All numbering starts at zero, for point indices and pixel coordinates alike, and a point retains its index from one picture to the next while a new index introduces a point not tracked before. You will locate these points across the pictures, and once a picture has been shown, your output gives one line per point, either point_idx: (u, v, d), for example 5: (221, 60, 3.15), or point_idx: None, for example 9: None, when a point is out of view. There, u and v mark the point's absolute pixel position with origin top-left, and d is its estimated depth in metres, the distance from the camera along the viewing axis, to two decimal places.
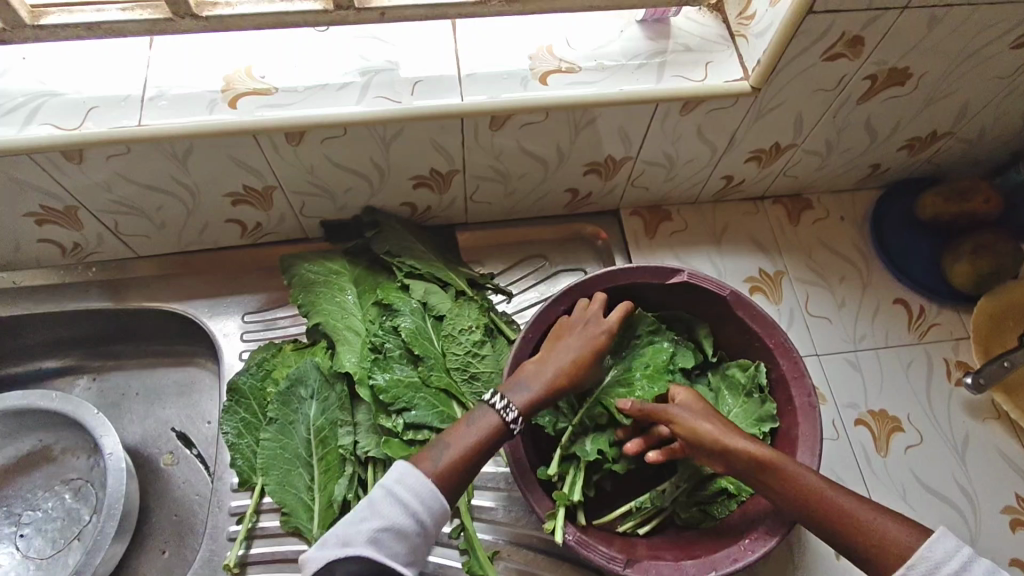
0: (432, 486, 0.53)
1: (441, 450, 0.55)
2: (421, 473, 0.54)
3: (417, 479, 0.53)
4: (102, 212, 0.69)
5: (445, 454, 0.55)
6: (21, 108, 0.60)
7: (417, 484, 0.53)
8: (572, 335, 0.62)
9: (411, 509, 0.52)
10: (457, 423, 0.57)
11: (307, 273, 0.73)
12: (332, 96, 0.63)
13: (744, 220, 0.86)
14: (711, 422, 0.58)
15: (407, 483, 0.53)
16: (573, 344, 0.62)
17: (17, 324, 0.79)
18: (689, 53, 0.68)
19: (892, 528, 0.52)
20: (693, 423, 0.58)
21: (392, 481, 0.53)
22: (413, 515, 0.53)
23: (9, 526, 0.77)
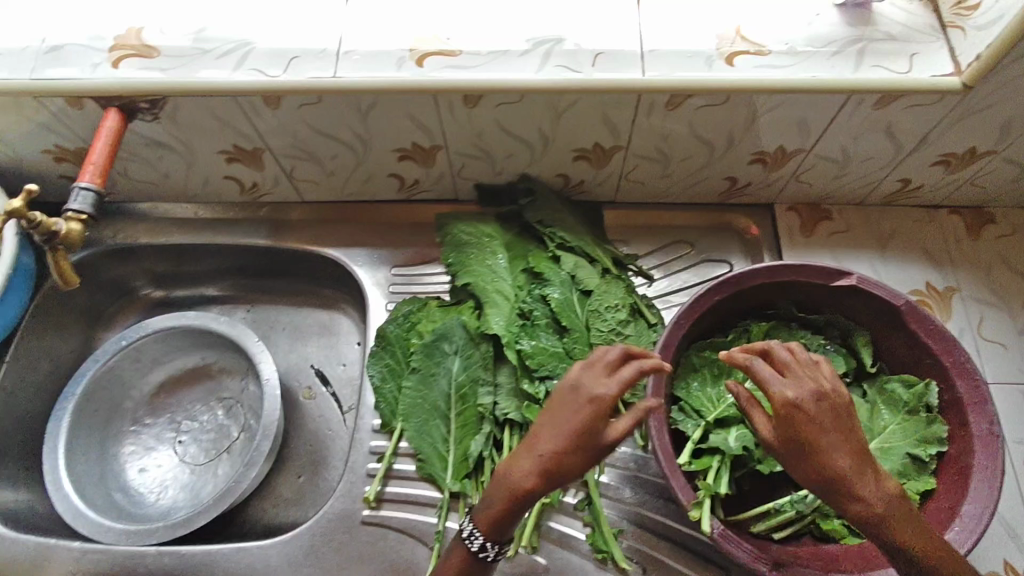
0: None
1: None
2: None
3: None
4: (283, 156, 0.74)
5: None
6: (233, 53, 0.64)
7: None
8: (561, 408, 0.50)
9: None
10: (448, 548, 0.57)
11: (460, 233, 0.75)
12: (514, 61, 0.63)
13: (914, 228, 0.80)
14: (838, 453, 0.47)
15: None
16: (546, 436, 0.50)
17: (193, 251, 0.86)
18: (892, 42, 0.63)
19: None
20: (821, 450, 0.47)
21: None
22: None
23: (171, 431, 0.85)
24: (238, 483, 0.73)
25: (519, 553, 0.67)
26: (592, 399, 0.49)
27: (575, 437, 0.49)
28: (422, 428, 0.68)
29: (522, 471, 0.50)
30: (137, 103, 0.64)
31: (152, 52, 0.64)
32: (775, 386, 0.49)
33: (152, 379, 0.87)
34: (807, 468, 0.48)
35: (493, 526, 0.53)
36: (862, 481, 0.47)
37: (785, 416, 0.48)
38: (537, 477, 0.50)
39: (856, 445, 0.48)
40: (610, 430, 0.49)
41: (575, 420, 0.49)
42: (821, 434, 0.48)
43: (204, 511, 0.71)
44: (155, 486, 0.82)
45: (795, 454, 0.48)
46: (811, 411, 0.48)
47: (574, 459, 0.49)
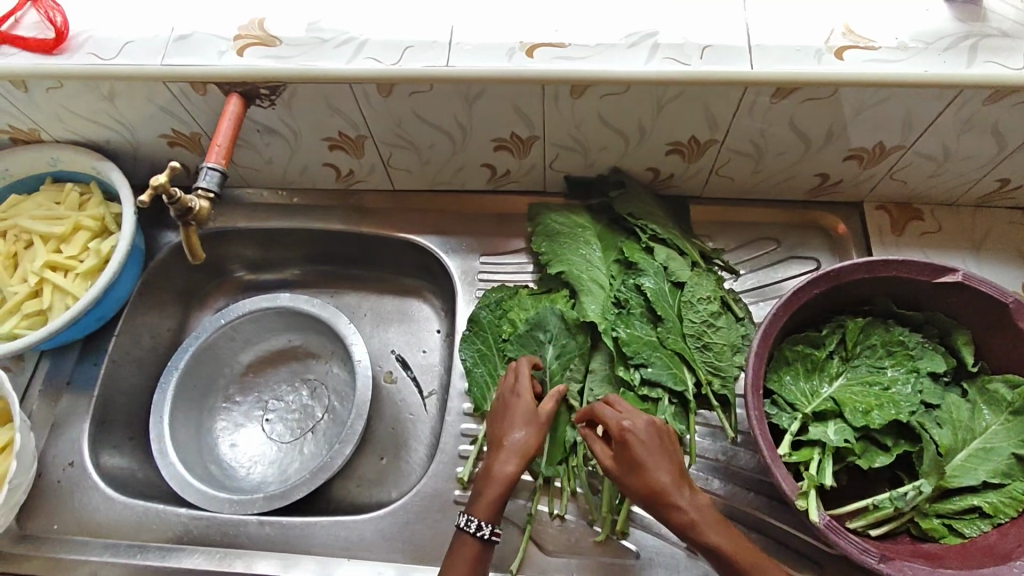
0: None
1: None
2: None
3: None
4: (384, 144, 0.76)
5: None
6: (350, 43, 0.67)
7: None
8: (510, 406, 0.66)
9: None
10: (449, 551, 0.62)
11: (552, 223, 0.77)
12: (622, 53, 0.64)
13: (1009, 230, 0.79)
14: (661, 470, 0.56)
15: None
16: (511, 433, 0.65)
17: (286, 236, 0.90)
18: (1005, 38, 0.62)
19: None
20: (642, 464, 0.57)
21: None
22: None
23: (259, 409, 0.88)
24: (332, 460, 0.76)
25: (611, 539, 0.68)
26: (519, 391, 0.66)
27: (537, 422, 0.65)
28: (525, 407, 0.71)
29: (507, 463, 0.63)
30: (258, 90, 0.68)
31: (274, 41, 0.68)
32: (614, 420, 0.59)
33: (242, 359, 0.90)
34: (632, 479, 0.57)
35: (491, 511, 0.62)
36: (679, 492, 0.56)
37: (620, 439, 0.58)
38: (523, 460, 0.64)
39: (652, 455, 0.57)
40: (543, 413, 0.66)
41: (519, 411, 0.65)
42: (643, 451, 0.57)
43: (301, 485, 0.74)
44: (245, 461, 0.85)
45: (632, 476, 0.57)
46: (641, 437, 0.58)
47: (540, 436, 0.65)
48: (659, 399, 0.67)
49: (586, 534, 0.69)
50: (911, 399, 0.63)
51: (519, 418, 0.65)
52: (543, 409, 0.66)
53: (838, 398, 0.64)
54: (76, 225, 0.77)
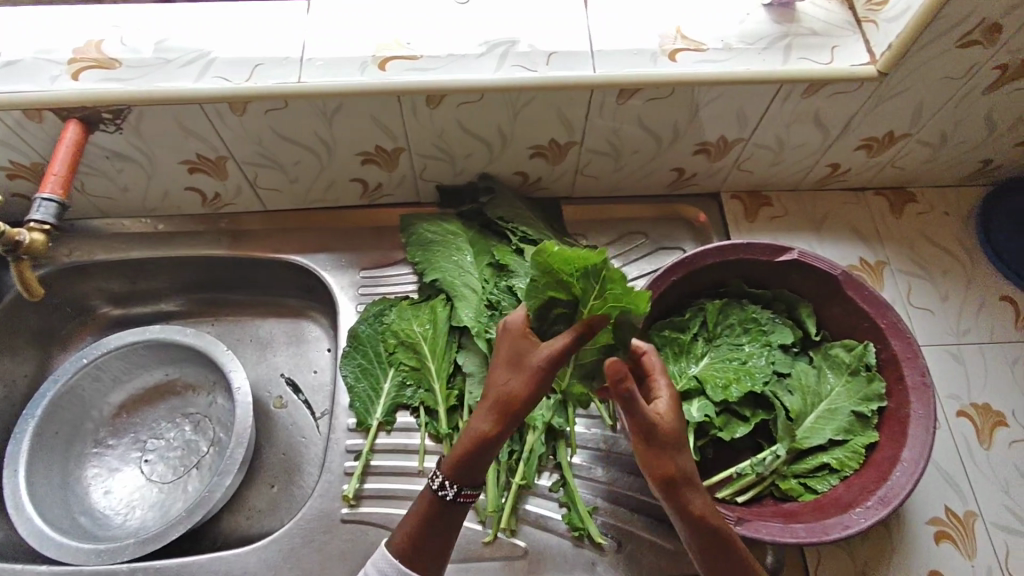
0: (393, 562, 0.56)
1: (402, 526, 0.58)
2: (385, 553, 0.57)
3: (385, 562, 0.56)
4: (247, 164, 0.75)
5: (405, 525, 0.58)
6: (195, 62, 0.65)
7: (382, 565, 0.56)
8: (506, 353, 0.54)
9: None
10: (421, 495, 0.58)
11: (424, 232, 0.77)
12: (473, 63, 0.66)
13: (846, 210, 0.87)
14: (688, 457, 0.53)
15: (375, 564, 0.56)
16: (495, 383, 0.53)
17: (154, 266, 0.86)
18: (815, 36, 0.69)
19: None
20: (670, 451, 0.52)
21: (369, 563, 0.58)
22: None
23: (136, 450, 0.84)
24: (211, 492, 0.73)
25: (500, 537, 0.69)
26: (522, 337, 0.53)
27: (526, 376, 0.51)
28: (419, 402, 0.74)
29: (477, 416, 0.54)
30: (100, 114, 0.65)
31: (113, 64, 0.65)
32: (667, 396, 0.53)
33: (113, 399, 0.85)
34: (655, 463, 0.52)
35: (455, 469, 0.55)
36: (691, 485, 0.52)
37: (657, 421, 0.51)
38: (493, 417, 0.53)
39: (679, 444, 0.52)
40: (533, 365, 0.51)
41: (504, 361, 0.53)
42: (674, 440, 0.52)
43: (177, 524, 0.71)
44: (122, 507, 0.80)
45: (664, 452, 0.52)
46: (670, 420, 0.52)
47: (519, 387, 0.52)
48: None
49: (476, 536, 0.69)
50: (767, 371, 0.67)
51: (516, 369, 0.52)
52: (539, 354, 0.51)
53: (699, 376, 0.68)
54: None
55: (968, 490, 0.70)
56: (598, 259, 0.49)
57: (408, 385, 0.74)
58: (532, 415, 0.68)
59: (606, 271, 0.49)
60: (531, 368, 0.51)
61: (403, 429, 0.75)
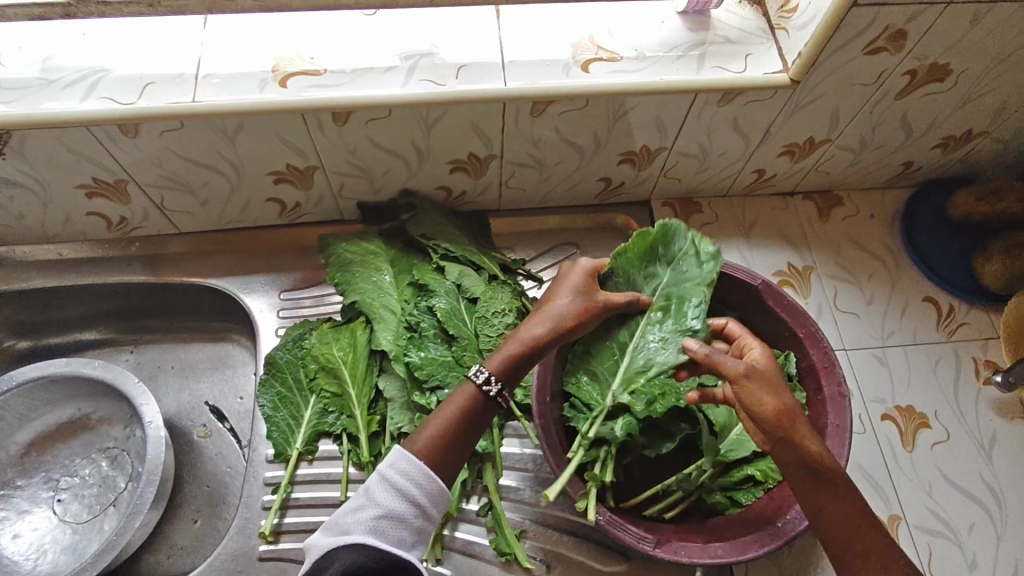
0: (419, 466, 0.55)
1: (421, 432, 0.57)
2: (409, 456, 0.55)
3: (407, 463, 0.55)
4: (151, 187, 0.71)
5: (432, 425, 0.57)
6: (81, 82, 0.62)
7: (406, 468, 0.55)
8: (567, 284, 0.63)
9: (407, 494, 0.54)
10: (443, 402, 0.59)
11: (344, 252, 0.75)
12: (379, 78, 0.64)
13: (774, 215, 0.87)
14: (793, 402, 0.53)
15: (399, 466, 0.54)
16: (557, 301, 0.61)
17: (62, 295, 0.81)
18: (729, 45, 0.68)
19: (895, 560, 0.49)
20: (778, 387, 0.53)
21: (386, 465, 0.55)
22: (414, 501, 0.54)
23: (48, 490, 0.80)
24: (118, 536, 0.69)
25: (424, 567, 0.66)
26: (589, 276, 0.63)
27: (591, 308, 0.61)
28: (341, 429, 0.70)
29: (530, 325, 0.61)
30: None
31: None
32: (760, 353, 0.57)
33: (21, 438, 0.81)
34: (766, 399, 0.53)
35: (502, 368, 0.59)
36: (806, 422, 0.53)
37: (756, 362, 0.55)
38: (548, 332, 0.60)
39: (786, 386, 0.54)
40: (597, 302, 0.61)
41: (571, 285, 0.62)
42: (779, 380, 0.54)
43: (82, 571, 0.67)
44: (31, 552, 0.76)
45: (769, 394, 0.53)
46: (769, 363, 0.56)
47: (581, 309, 0.61)
48: None
49: None
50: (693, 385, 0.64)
51: (579, 302, 0.61)
52: (603, 298, 0.62)
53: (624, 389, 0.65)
54: None
55: (892, 493, 0.70)
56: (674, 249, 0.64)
57: (329, 411, 0.71)
58: None
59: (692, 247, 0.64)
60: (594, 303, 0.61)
61: (325, 458, 0.72)
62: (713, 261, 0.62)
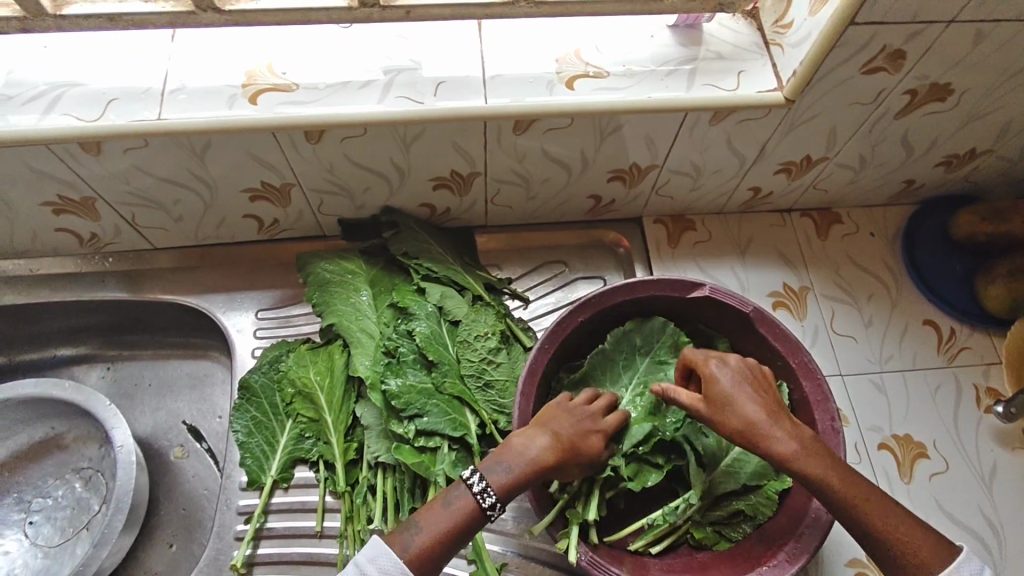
0: (401, 569, 0.50)
1: (412, 534, 0.52)
2: (392, 555, 0.51)
3: (387, 561, 0.50)
4: (120, 204, 0.69)
5: (425, 531, 0.52)
6: (42, 98, 0.59)
7: (386, 566, 0.50)
8: (570, 409, 0.59)
9: None
10: (432, 503, 0.54)
11: (323, 271, 0.72)
12: (353, 94, 0.61)
13: (771, 232, 0.84)
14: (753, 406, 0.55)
15: (379, 564, 0.50)
16: (568, 428, 0.57)
17: (34, 311, 0.79)
18: (721, 60, 0.66)
19: (910, 535, 0.51)
20: (741, 399, 0.56)
21: (364, 560, 0.51)
22: None
23: (20, 512, 0.78)
24: (85, 566, 0.67)
25: None
26: (601, 419, 0.59)
27: (594, 449, 0.57)
28: (318, 455, 0.68)
29: (535, 441, 0.56)
30: None
31: None
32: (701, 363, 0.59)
33: None
34: (728, 424, 0.55)
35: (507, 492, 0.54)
36: (778, 424, 0.54)
37: (717, 376, 0.57)
38: (553, 457, 0.56)
39: (748, 394, 0.56)
40: (598, 448, 0.58)
41: (582, 420, 0.58)
42: (743, 389, 0.56)
43: None
44: None
45: (723, 411, 0.56)
46: (731, 373, 0.57)
47: (589, 438, 0.58)
48: (438, 448, 0.64)
49: None
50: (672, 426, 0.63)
51: (587, 432, 0.58)
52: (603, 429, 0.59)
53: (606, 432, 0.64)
54: None
55: None
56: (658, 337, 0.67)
57: (306, 436, 0.69)
58: (432, 469, 0.63)
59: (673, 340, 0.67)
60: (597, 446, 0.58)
61: (301, 486, 0.70)
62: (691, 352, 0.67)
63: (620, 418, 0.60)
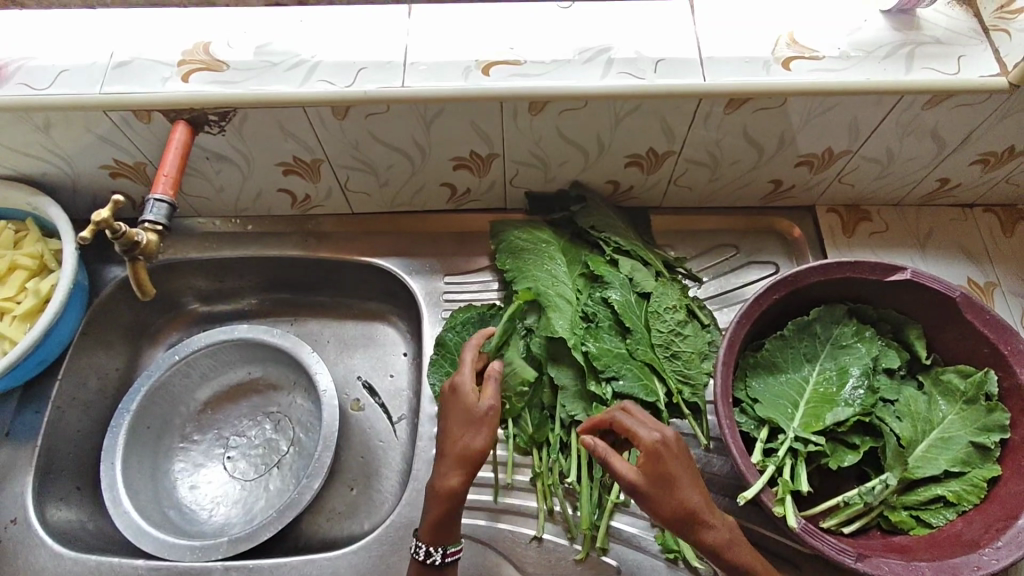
0: None
1: None
2: None
3: None
4: (341, 167, 0.75)
5: None
6: (302, 65, 0.65)
7: None
8: (450, 408, 0.64)
9: None
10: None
11: (515, 239, 0.76)
12: (578, 69, 0.65)
13: (952, 226, 0.82)
14: (694, 486, 0.55)
15: None
16: (452, 440, 0.62)
17: (240, 265, 0.86)
18: (939, 45, 0.66)
19: None
20: (679, 482, 0.54)
21: None
22: None
23: (220, 447, 0.84)
24: (301, 495, 0.73)
25: (592, 556, 0.68)
26: (461, 389, 0.64)
27: (481, 423, 0.62)
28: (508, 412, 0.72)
29: (443, 471, 0.62)
30: (207, 116, 0.65)
31: (220, 66, 0.65)
32: (644, 432, 0.56)
33: (199, 395, 0.86)
34: (658, 502, 0.54)
35: (434, 531, 0.62)
36: (711, 512, 0.55)
37: (658, 448, 0.55)
38: (461, 472, 0.61)
39: (690, 477, 0.55)
40: (480, 410, 0.62)
41: (457, 412, 0.63)
42: (680, 469, 0.55)
43: (268, 525, 0.72)
44: (207, 502, 0.81)
45: (666, 491, 0.54)
46: (672, 449, 0.56)
47: (475, 431, 0.62)
48: None
49: (566, 553, 0.68)
50: (868, 406, 0.63)
51: (457, 409, 0.63)
52: (469, 408, 0.63)
53: (808, 411, 0.64)
54: (12, 264, 0.73)
55: None
56: (835, 326, 0.68)
57: None
58: None
59: (853, 330, 0.68)
60: (485, 416, 0.62)
61: None
62: (869, 341, 0.67)
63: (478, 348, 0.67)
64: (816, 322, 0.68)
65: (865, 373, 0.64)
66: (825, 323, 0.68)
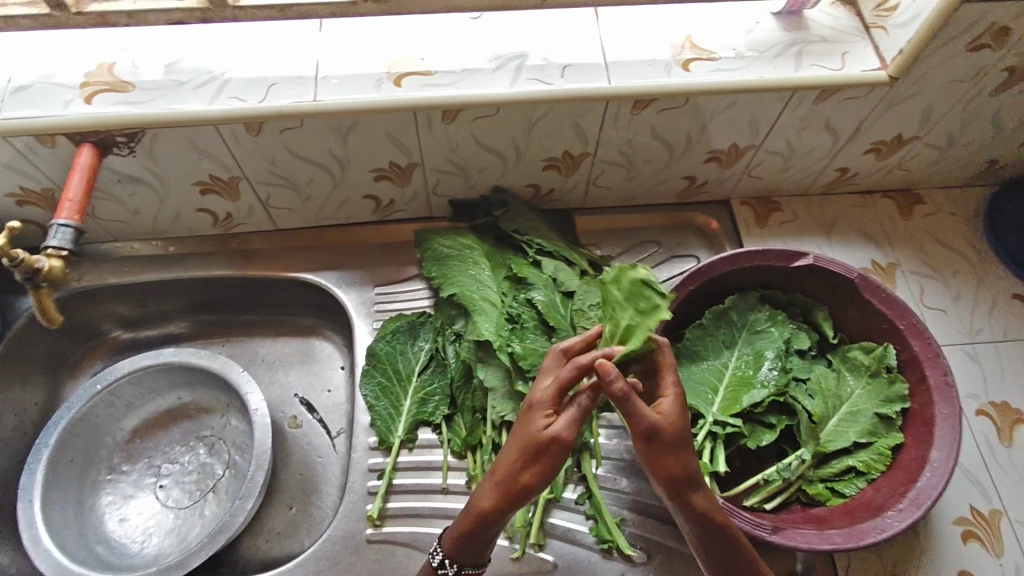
0: None
1: None
2: None
3: None
4: (260, 184, 0.74)
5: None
6: (212, 82, 0.65)
7: None
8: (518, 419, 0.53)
9: None
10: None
11: (440, 247, 0.77)
12: (487, 77, 0.66)
13: (854, 212, 0.88)
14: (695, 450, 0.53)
15: None
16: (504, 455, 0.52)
17: (163, 289, 0.84)
18: (825, 43, 0.70)
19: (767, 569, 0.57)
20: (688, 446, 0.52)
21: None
22: None
23: (151, 476, 0.82)
24: (234, 517, 0.72)
25: (528, 553, 0.69)
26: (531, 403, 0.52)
27: (541, 454, 0.50)
28: (440, 417, 0.72)
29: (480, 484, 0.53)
30: (114, 138, 0.64)
31: (126, 86, 0.64)
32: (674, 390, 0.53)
33: (126, 424, 0.84)
34: (667, 465, 0.51)
35: (454, 545, 0.56)
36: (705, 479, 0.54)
37: (679, 406, 0.52)
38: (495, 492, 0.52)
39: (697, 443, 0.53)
40: (543, 430, 0.50)
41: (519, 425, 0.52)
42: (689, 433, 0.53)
43: (200, 551, 0.70)
44: (138, 534, 0.78)
45: (681, 459, 0.52)
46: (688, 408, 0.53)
47: (524, 451, 0.51)
48: None
49: (504, 552, 0.69)
50: (780, 387, 0.66)
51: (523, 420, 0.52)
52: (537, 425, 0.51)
53: (727, 395, 0.67)
54: None
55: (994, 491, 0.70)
56: (750, 312, 0.71)
57: (431, 400, 0.73)
58: None
59: (768, 314, 0.71)
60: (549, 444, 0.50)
61: (425, 446, 0.74)
62: (782, 324, 0.70)
63: (579, 370, 0.51)
64: (733, 309, 0.71)
65: (778, 355, 0.68)
66: (741, 310, 0.71)
